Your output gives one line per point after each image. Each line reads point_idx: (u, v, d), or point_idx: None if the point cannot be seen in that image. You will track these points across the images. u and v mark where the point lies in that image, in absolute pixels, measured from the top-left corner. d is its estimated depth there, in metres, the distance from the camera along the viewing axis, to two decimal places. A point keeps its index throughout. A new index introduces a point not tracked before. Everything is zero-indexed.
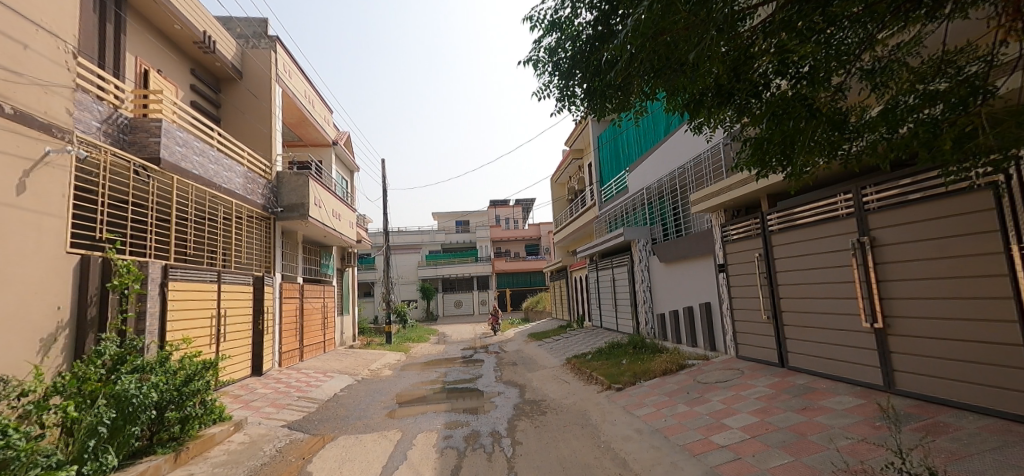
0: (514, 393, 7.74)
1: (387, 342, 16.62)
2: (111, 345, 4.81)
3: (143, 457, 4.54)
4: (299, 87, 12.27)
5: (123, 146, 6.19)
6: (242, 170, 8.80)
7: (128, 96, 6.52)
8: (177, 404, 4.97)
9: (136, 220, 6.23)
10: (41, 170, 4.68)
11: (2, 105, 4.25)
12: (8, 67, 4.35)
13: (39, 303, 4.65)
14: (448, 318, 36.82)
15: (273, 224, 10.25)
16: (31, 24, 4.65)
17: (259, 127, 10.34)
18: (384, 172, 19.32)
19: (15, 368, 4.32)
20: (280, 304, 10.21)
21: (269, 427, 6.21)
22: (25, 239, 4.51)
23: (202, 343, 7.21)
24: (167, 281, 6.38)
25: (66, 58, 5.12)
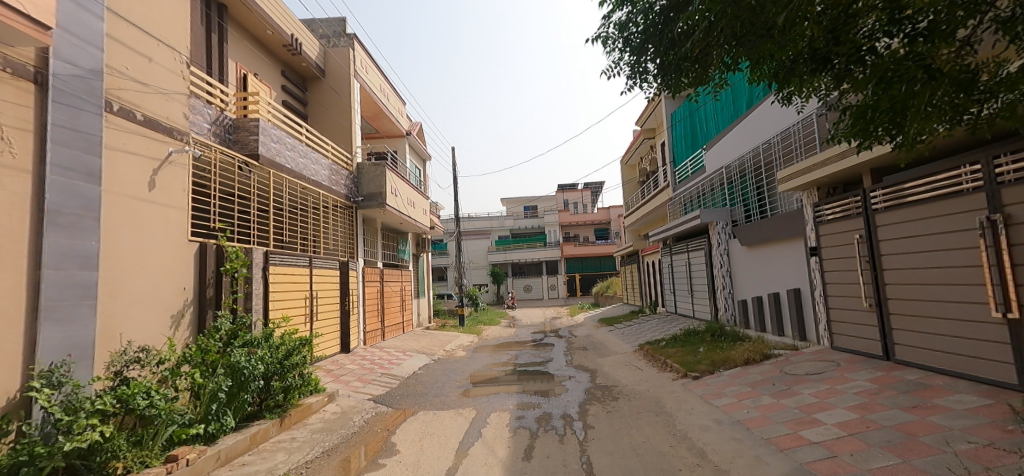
0: (585, 377, 7.73)
1: (460, 325, 17.30)
2: (226, 321, 5.46)
3: (255, 420, 5.20)
4: (375, 81, 12.92)
5: (229, 145, 6.89)
6: (327, 162, 9.45)
7: (231, 99, 7.20)
8: (280, 375, 5.56)
9: (241, 211, 6.94)
10: (166, 168, 5.38)
11: (135, 113, 4.95)
12: (137, 79, 5.02)
13: (169, 284, 5.37)
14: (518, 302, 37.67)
15: (355, 212, 10.93)
16: (154, 40, 5.31)
17: (340, 121, 11.04)
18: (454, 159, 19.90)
19: (156, 339, 5.09)
20: (364, 287, 10.95)
21: (358, 400, 6.75)
22: (156, 228, 5.20)
23: (299, 321, 7.95)
24: (269, 266, 7.10)
25: (181, 68, 5.78)
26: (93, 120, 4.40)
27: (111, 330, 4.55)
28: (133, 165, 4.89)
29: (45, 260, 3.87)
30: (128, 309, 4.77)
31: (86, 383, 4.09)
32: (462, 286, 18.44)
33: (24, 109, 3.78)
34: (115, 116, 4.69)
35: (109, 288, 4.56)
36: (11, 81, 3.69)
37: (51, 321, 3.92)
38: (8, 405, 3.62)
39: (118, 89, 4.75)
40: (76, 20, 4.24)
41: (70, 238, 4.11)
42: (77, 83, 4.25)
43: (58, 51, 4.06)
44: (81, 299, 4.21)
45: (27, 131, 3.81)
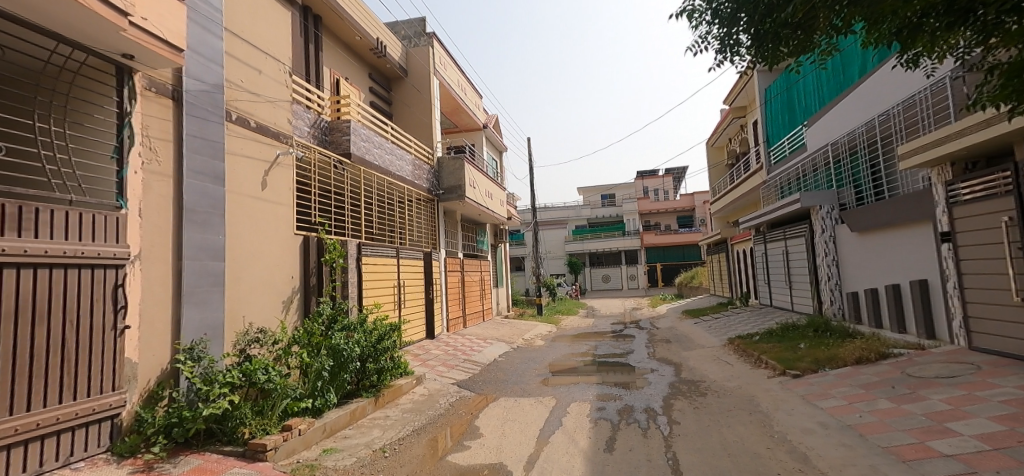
0: (669, 371, 7.44)
1: (539, 314, 17.46)
2: (327, 307, 5.99)
3: (354, 398, 5.67)
4: (454, 77, 13.31)
5: (325, 145, 7.50)
6: (411, 158, 9.93)
7: (327, 103, 7.81)
8: (374, 358, 6.00)
9: (337, 206, 7.55)
10: (275, 168, 6.00)
11: (249, 120, 5.56)
12: (250, 90, 5.63)
13: (281, 273, 6.01)
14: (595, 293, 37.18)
15: (437, 205, 11.41)
16: (263, 54, 5.91)
17: (421, 118, 11.55)
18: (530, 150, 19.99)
19: (271, 322, 5.73)
20: (446, 276, 11.43)
21: (443, 384, 7.09)
22: (268, 223, 5.82)
23: (389, 308, 8.50)
24: (362, 256, 7.66)
25: (285, 77, 6.38)
26: (217, 129, 5.03)
27: (236, 313, 5.20)
28: (248, 167, 5.51)
29: (185, 251, 4.53)
30: (248, 294, 5.41)
31: (218, 358, 4.73)
32: (540, 276, 18.56)
33: (165, 122, 4.46)
34: (234, 124, 5.32)
35: (234, 276, 5.21)
36: (154, 99, 4.38)
37: (190, 304, 4.58)
38: (161, 374, 4.30)
39: (235, 100, 5.38)
40: (202, 42, 4.85)
41: (203, 232, 4.77)
42: (204, 97, 4.87)
43: (189, 70, 4.70)
44: (212, 285, 4.87)
45: (168, 141, 4.47)
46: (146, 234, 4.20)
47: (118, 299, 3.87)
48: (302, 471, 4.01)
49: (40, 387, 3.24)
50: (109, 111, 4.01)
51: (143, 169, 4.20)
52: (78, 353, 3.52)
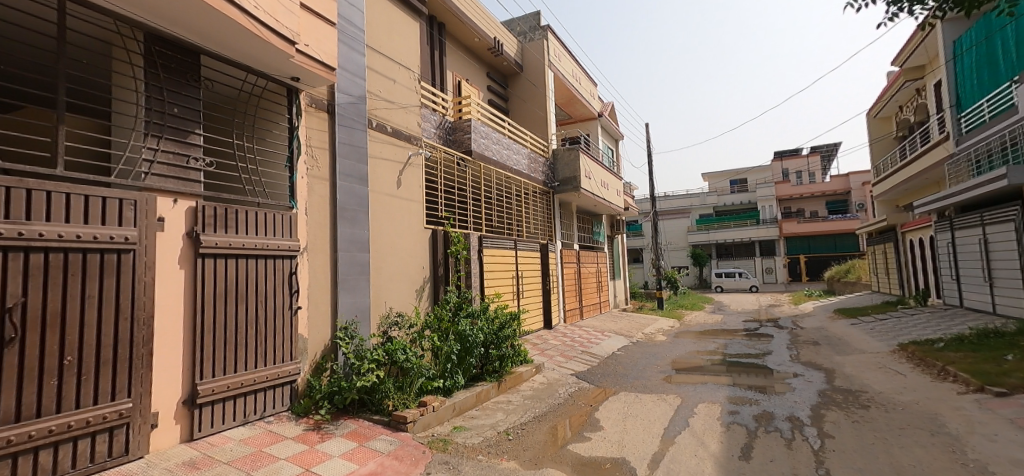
0: (817, 377, 6.55)
1: (660, 308, 16.71)
2: (453, 295, 6.42)
3: (479, 381, 6.02)
4: (568, 67, 13.24)
5: (449, 145, 8.00)
6: (527, 152, 10.17)
7: (450, 104, 8.35)
8: (496, 344, 6.32)
9: (460, 201, 8.05)
10: (408, 168, 6.60)
11: (386, 126, 6.20)
12: (386, 99, 6.25)
13: (414, 263, 6.60)
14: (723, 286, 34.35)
15: (552, 197, 11.53)
16: (397, 64, 6.51)
17: (536, 111, 11.72)
18: (648, 136, 19.07)
19: (408, 307, 6.36)
20: (562, 268, 11.52)
21: (562, 373, 7.16)
22: (403, 218, 6.43)
23: (508, 298, 8.84)
24: (484, 248, 8.08)
25: (415, 84, 6.95)
26: (362, 136, 5.69)
27: (379, 299, 5.87)
28: (386, 168, 6.15)
29: (339, 244, 5.23)
30: (388, 282, 6.06)
31: (367, 337, 5.40)
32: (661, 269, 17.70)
33: (322, 133, 5.19)
34: (374, 130, 5.98)
35: (377, 266, 5.88)
36: (314, 113, 5.12)
37: (344, 289, 5.28)
38: (325, 349, 5.06)
39: (375, 109, 6.03)
40: (348, 59, 5.51)
41: (352, 227, 5.45)
42: (351, 108, 5.55)
43: (340, 85, 5.38)
44: (361, 274, 5.55)
45: (324, 149, 5.20)
46: (310, 230, 4.96)
47: (291, 284, 4.67)
48: (436, 444, 4.39)
49: (240, 352, 4.13)
50: (282, 126, 4.82)
51: (307, 175, 4.96)
52: (265, 328, 4.38)
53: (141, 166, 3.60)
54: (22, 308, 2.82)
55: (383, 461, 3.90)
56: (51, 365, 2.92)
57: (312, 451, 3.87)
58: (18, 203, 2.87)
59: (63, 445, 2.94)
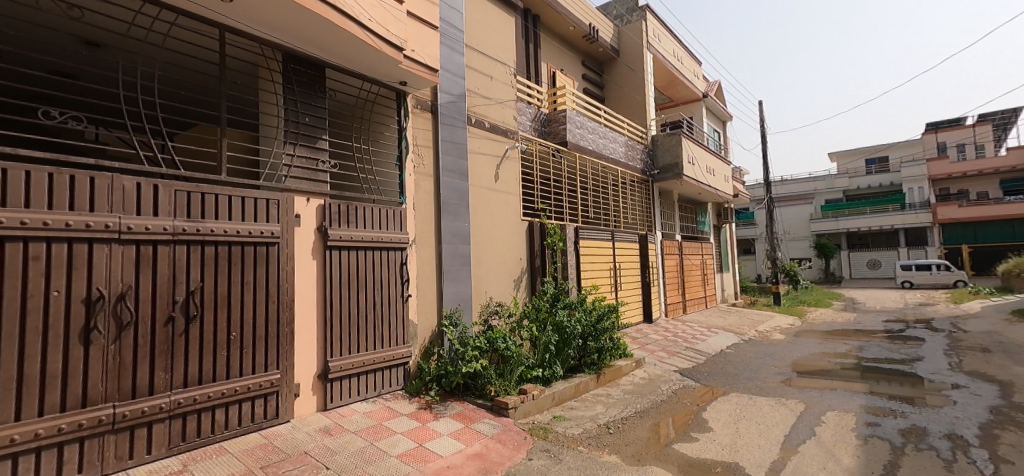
0: (987, 390, 5.47)
1: (776, 304, 15.19)
2: (550, 286, 6.45)
3: (577, 373, 6.00)
4: (669, 48, 12.50)
5: (544, 137, 8.03)
6: (624, 139, 9.82)
7: (545, 96, 8.36)
8: (594, 337, 6.26)
9: (556, 192, 8.05)
10: (505, 162, 6.75)
11: (484, 122, 6.41)
12: (484, 95, 6.45)
13: (512, 255, 6.75)
14: (855, 281, 30.17)
15: (651, 185, 11.03)
16: (494, 60, 6.67)
17: (634, 96, 11.26)
18: (762, 115, 17.32)
19: (507, 297, 6.55)
20: (663, 259, 10.99)
21: (664, 370, 6.86)
22: (501, 210, 6.61)
23: (605, 290, 8.67)
24: (581, 239, 8.00)
25: (511, 78, 7.06)
26: (462, 133, 5.94)
27: (481, 289, 6.12)
28: (485, 162, 6.36)
29: (443, 237, 5.55)
30: (488, 273, 6.28)
31: (470, 325, 5.68)
32: (778, 262, 16.06)
33: (427, 132, 5.53)
34: (474, 127, 6.22)
35: (478, 258, 6.14)
36: (420, 114, 5.47)
37: (449, 280, 5.58)
38: (432, 334, 5.42)
39: (474, 106, 6.27)
40: (449, 60, 5.78)
41: (455, 221, 5.73)
42: (452, 107, 5.82)
43: (442, 86, 5.68)
44: (463, 265, 5.81)
45: (429, 147, 5.54)
46: (418, 223, 5.32)
47: (403, 274, 5.07)
48: (537, 432, 4.48)
49: (361, 335, 4.61)
50: (392, 127, 5.22)
51: (415, 172, 5.32)
52: (381, 314, 4.83)
53: (281, 170, 4.16)
54: (201, 292, 3.47)
55: (487, 443, 4.08)
56: (221, 338, 3.56)
57: (423, 428, 4.18)
58: (196, 205, 3.51)
59: (232, 405, 3.59)
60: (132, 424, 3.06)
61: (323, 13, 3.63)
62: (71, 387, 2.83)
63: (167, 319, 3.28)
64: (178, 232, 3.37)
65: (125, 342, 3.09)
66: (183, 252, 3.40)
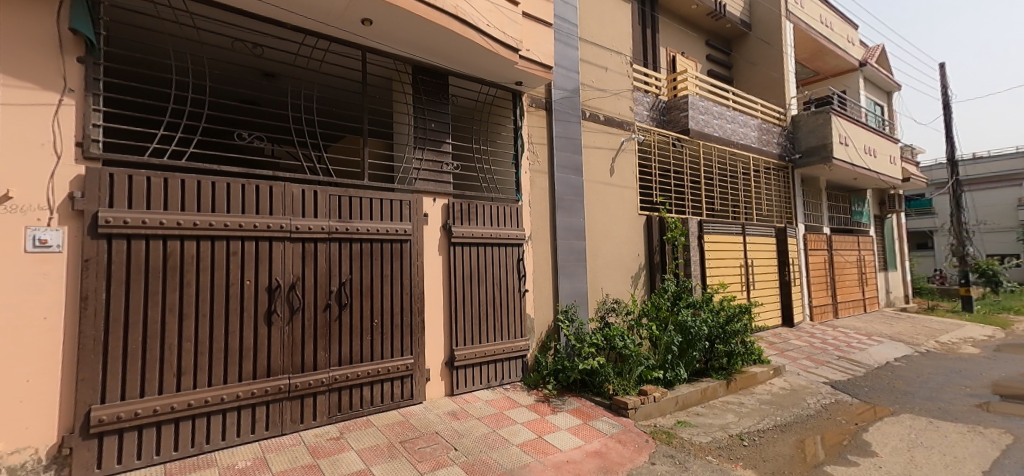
0: None
1: (966, 311, 12.38)
2: (671, 283, 6.07)
3: (704, 377, 5.59)
4: (814, 13, 10.93)
5: (663, 126, 7.60)
6: (757, 122, 8.81)
7: (663, 82, 7.90)
8: (723, 339, 5.76)
9: (677, 184, 7.56)
10: (621, 155, 6.54)
11: (599, 115, 6.28)
12: (599, 87, 6.32)
13: (629, 250, 6.51)
14: None
15: (791, 172, 9.76)
16: (608, 50, 6.50)
17: (769, 73, 10.07)
18: (945, 80, 14.21)
19: (624, 294, 6.35)
20: (807, 256, 9.67)
21: (810, 380, 6.03)
22: (617, 205, 6.41)
23: (736, 289, 7.92)
24: (705, 233, 7.40)
25: (627, 68, 6.80)
26: (577, 127, 5.90)
27: (596, 285, 6.02)
28: (600, 156, 6.24)
29: (558, 233, 5.57)
30: (604, 269, 6.15)
31: (586, 321, 5.62)
32: (968, 259, 13.07)
33: (542, 129, 5.60)
34: (588, 121, 6.13)
35: (593, 253, 6.04)
36: (535, 112, 5.56)
37: (564, 276, 5.59)
38: (548, 329, 5.49)
39: (589, 99, 6.18)
40: (562, 56, 5.78)
41: (569, 216, 5.71)
42: (566, 102, 5.81)
43: (556, 82, 5.70)
44: (578, 260, 5.77)
45: (543, 144, 5.60)
46: (533, 220, 5.41)
47: (519, 269, 5.22)
48: (660, 436, 4.26)
49: (483, 326, 4.86)
50: (509, 127, 5.39)
51: (530, 170, 5.43)
52: (501, 307, 5.03)
53: (412, 173, 4.57)
54: (350, 284, 3.98)
55: (607, 442, 4.00)
56: (366, 324, 4.06)
57: (542, 421, 4.26)
58: (345, 208, 4.02)
59: (375, 384, 4.06)
60: (302, 393, 3.65)
61: (446, 24, 3.88)
62: (259, 358, 3.48)
63: (325, 306, 3.84)
64: (332, 231, 3.90)
65: (296, 324, 3.68)
66: (336, 248, 3.93)
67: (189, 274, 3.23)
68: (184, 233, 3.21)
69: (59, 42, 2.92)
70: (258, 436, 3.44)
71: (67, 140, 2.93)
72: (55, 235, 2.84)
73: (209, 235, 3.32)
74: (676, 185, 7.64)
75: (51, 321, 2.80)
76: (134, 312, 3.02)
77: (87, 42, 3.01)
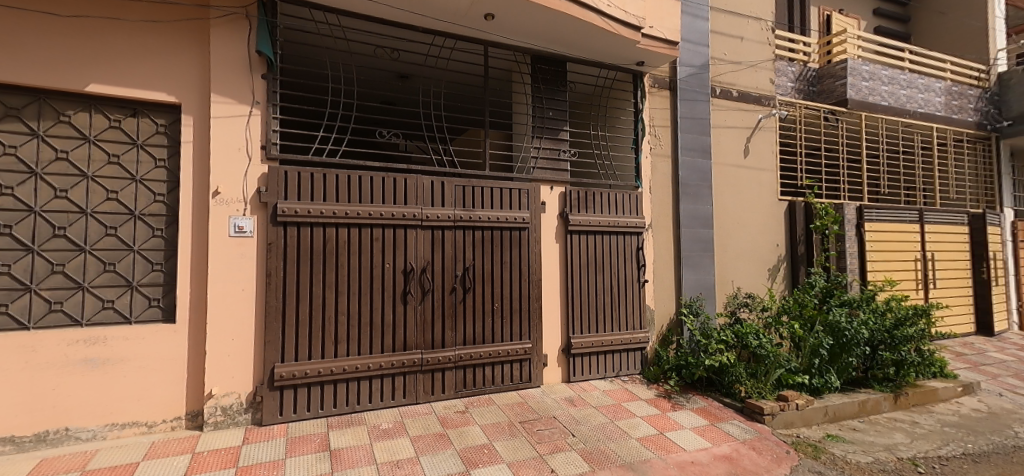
0: None
1: None
2: (820, 278, 5.31)
3: (862, 388, 4.83)
4: None
5: (813, 98, 6.62)
6: (944, 85, 7.15)
7: (814, 47, 6.86)
8: (889, 346, 4.91)
9: (830, 164, 6.55)
10: (758, 133, 5.87)
11: (732, 91, 5.71)
12: (733, 60, 5.74)
13: (767, 240, 5.85)
14: None
15: (994, 144, 7.80)
16: (745, 17, 5.84)
17: (966, 23, 8.12)
18: None
19: (759, 288, 5.74)
20: (1016, 249, 7.69)
21: (1018, 405, 4.82)
22: (753, 190, 5.79)
23: (907, 287, 6.64)
24: (867, 221, 6.30)
25: (768, 35, 6.04)
26: (705, 106, 5.43)
27: (726, 278, 5.53)
28: (733, 137, 5.68)
29: (682, 221, 5.22)
30: (736, 260, 5.61)
31: (714, 316, 5.21)
32: None
33: (665, 111, 5.28)
34: (719, 98, 5.61)
35: (723, 243, 5.54)
36: (657, 93, 5.27)
37: (689, 266, 5.23)
38: (671, 322, 5.22)
39: (720, 74, 5.64)
40: (690, 29, 5.35)
41: (695, 203, 5.31)
42: (694, 80, 5.39)
43: (682, 59, 5.31)
44: (705, 250, 5.35)
45: (667, 126, 5.28)
46: (655, 207, 5.15)
47: (639, 259, 5.02)
48: (804, 448, 3.78)
49: (601, 316, 4.80)
50: (629, 110, 5.18)
51: (652, 154, 5.16)
52: (620, 297, 4.91)
53: (530, 162, 4.66)
54: (473, 269, 4.22)
55: (738, 447, 3.67)
56: (489, 308, 4.27)
57: (664, 417, 4.06)
58: (470, 197, 4.25)
59: (496, 364, 4.27)
60: (432, 368, 3.99)
61: (564, 9, 3.86)
62: (397, 333, 3.88)
63: (452, 289, 4.12)
64: (458, 219, 4.15)
65: (427, 304, 4.02)
66: (461, 235, 4.19)
67: (343, 257, 3.73)
68: (339, 221, 3.70)
69: (249, 63, 3.54)
70: (398, 402, 3.86)
71: (256, 144, 3.55)
72: (248, 223, 3.48)
73: (358, 223, 3.78)
74: (828, 166, 6.62)
75: (246, 292, 3.46)
76: (303, 288, 3.58)
77: (268, 61, 3.60)
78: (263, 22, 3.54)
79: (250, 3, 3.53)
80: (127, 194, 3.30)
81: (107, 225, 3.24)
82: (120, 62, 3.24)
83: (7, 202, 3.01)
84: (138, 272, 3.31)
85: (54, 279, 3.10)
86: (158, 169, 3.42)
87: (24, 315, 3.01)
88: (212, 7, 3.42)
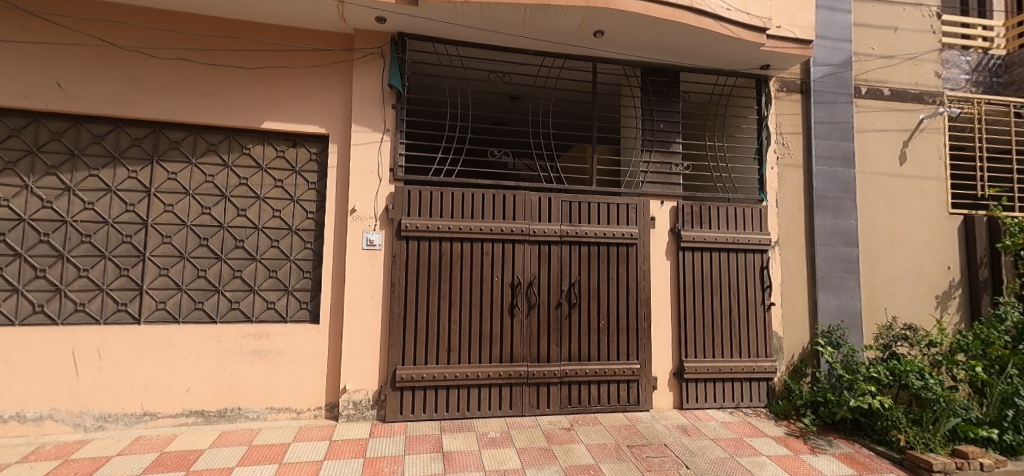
0: None
1: None
2: (1012, 310, 4.30)
3: None
4: None
5: (997, 91, 5.45)
6: None
7: (998, 31, 5.63)
8: None
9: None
10: (918, 137, 5.01)
11: (882, 89, 4.97)
12: (883, 54, 5.00)
13: (933, 262, 4.91)
14: None
15: None
16: (898, 5, 5.08)
17: None
18: None
19: (923, 319, 4.83)
20: None
21: None
22: (912, 202, 4.93)
23: None
24: None
25: (932, 22, 5.16)
26: (847, 109, 4.80)
27: (876, 304, 4.75)
28: (883, 141, 4.92)
29: (818, 237, 4.63)
30: (890, 285, 4.80)
31: (860, 349, 4.49)
32: None
33: (796, 116, 4.79)
34: (865, 99, 4.92)
35: (871, 264, 4.78)
36: (786, 97, 4.81)
37: (826, 290, 4.60)
38: (804, 352, 4.63)
39: (867, 72, 4.96)
40: (827, 25, 4.81)
41: (835, 218, 4.68)
42: (832, 80, 4.80)
43: (818, 58, 4.78)
44: (848, 272, 4.66)
45: (797, 133, 4.77)
46: (783, 223, 4.66)
47: (764, 279, 4.55)
48: None
49: (719, 340, 4.44)
50: (751, 118, 4.80)
51: (779, 164, 4.70)
52: (741, 321, 4.49)
53: (639, 177, 4.53)
54: (579, 284, 4.19)
55: None
56: (595, 325, 4.20)
57: (796, 459, 3.57)
58: (578, 212, 4.25)
59: (602, 383, 4.16)
60: (538, 381, 4.03)
61: (679, 19, 3.73)
62: (506, 345, 4.00)
63: (557, 304, 4.14)
64: (564, 234, 4.17)
65: (534, 318, 4.09)
66: (568, 250, 4.20)
67: (455, 269, 3.97)
68: (453, 236, 3.96)
69: (383, 95, 3.99)
70: (505, 413, 3.96)
71: (386, 167, 3.97)
72: (377, 237, 3.89)
73: (471, 237, 4.00)
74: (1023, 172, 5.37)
75: (376, 300, 3.86)
76: (421, 298, 3.88)
77: (397, 92, 4.02)
78: (394, 58, 3.97)
79: (385, 44, 4.01)
80: (287, 212, 3.91)
81: (273, 238, 3.86)
82: (286, 102, 3.88)
83: (206, 219, 3.75)
84: (293, 278, 3.88)
85: (234, 282, 3.76)
86: (310, 191, 3.98)
87: (213, 311, 3.70)
88: (356, 49, 3.94)
